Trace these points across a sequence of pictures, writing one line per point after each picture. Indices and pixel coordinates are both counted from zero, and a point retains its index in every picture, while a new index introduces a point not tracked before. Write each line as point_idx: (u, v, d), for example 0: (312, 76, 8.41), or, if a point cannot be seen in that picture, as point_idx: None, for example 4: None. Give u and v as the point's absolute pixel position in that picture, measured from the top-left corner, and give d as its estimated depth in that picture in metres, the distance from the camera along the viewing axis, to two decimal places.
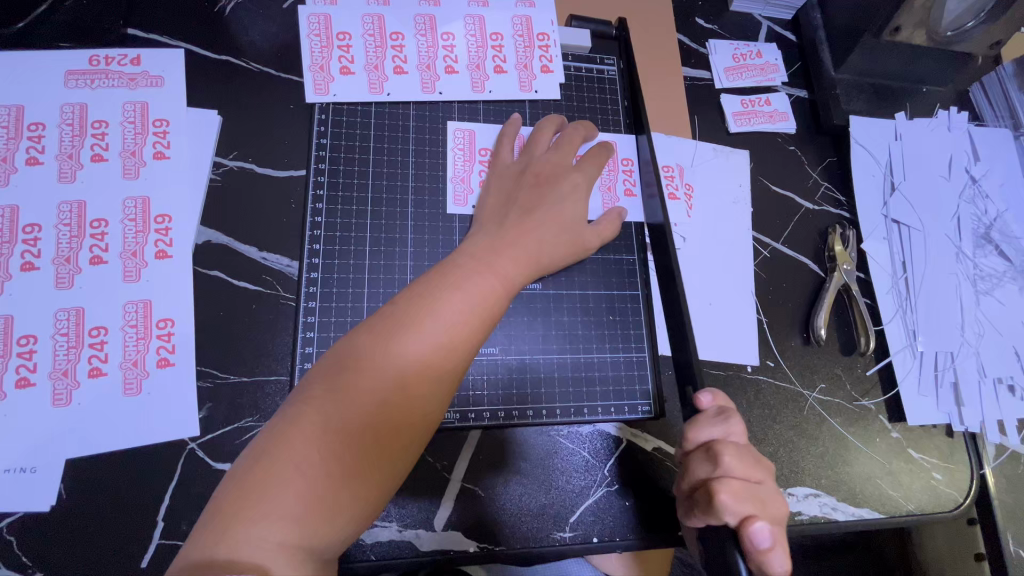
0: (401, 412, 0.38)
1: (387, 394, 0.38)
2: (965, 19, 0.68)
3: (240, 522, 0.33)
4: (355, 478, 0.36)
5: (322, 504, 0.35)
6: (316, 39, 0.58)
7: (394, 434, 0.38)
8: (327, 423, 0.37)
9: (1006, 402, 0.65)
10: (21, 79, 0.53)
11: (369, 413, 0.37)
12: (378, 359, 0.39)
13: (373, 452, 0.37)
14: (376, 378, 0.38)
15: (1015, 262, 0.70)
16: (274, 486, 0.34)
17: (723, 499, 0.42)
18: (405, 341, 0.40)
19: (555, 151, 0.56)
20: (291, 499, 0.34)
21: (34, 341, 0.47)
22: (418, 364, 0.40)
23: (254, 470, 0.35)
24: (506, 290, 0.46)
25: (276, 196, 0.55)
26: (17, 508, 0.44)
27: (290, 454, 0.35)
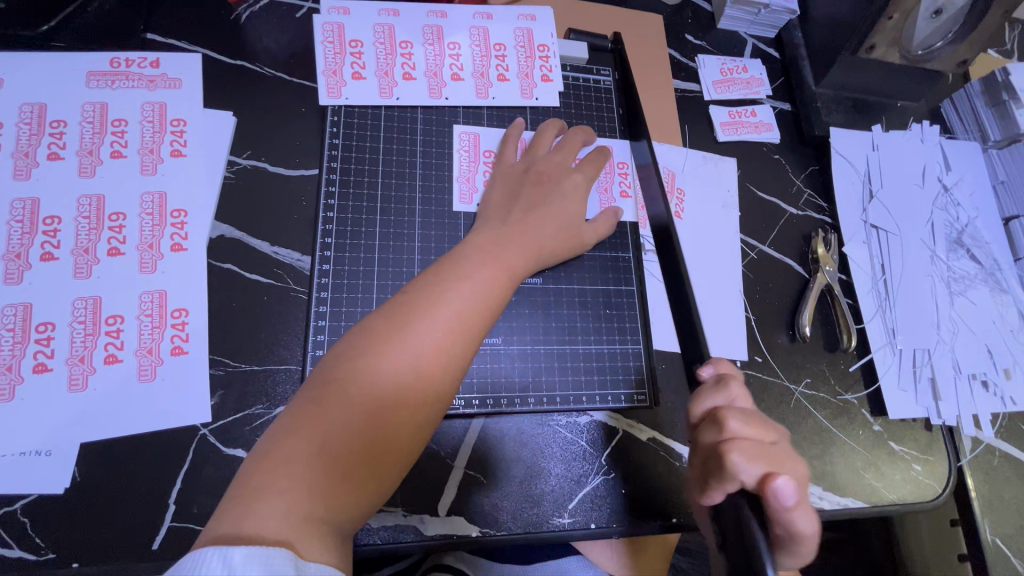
0: (415, 395, 0.41)
1: (402, 377, 0.40)
2: (933, 39, 0.74)
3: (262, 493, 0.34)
4: (371, 458, 0.38)
5: (342, 481, 0.37)
6: (330, 45, 0.61)
7: (408, 417, 0.40)
8: (346, 404, 0.38)
9: (980, 397, 0.69)
10: (42, 78, 0.55)
11: (386, 395, 0.40)
12: (394, 344, 0.41)
13: (389, 430, 0.39)
14: (392, 363, 0.40)
15: (984, 266, 0.75)
16: (294, 463, 0.36)
17: (734, 457, 0.41)
18: (419, 328, 0.42)
19: (556, 152, 0.59)
20: (311, 474, 0.36)
21: (52, 328, 0.48)
22: (431, 350, 0.42)
23: (275, 447, 0.37)
24: (511, 281, 0.48)
25: (288, 193, 0.58)
26: (32, 490, 0.45)
27: (310, 433, 0.37)
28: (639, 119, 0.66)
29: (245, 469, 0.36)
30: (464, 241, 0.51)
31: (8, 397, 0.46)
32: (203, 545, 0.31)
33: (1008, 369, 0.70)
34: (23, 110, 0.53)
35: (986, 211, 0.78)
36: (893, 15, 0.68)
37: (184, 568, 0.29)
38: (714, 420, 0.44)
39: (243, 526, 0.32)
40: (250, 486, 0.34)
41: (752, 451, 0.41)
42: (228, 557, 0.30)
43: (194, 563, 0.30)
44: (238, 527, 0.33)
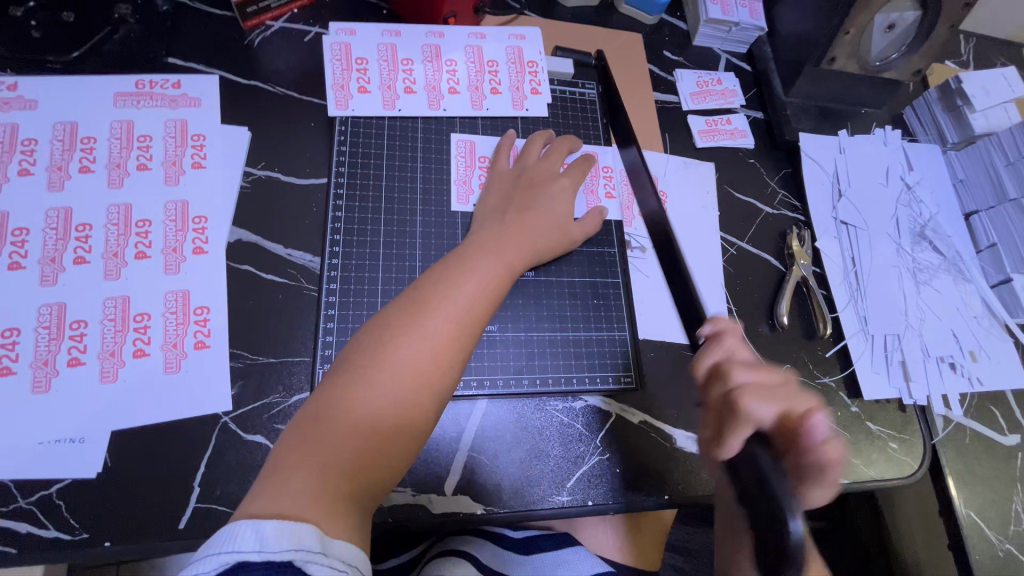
0: (428, 378, 0.45)
1: (416, 362, 0.44)
2: (890, 51, 0.81)
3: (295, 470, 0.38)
4: (390, 436, 0.42)
5: (366, 458, 0.40)
6: (338, 64, 0.66)
7: (422, 398, 0.44)
8: (367, 388, 0.43)
9: (948, 378, 0.74)
10: (74, 99, 0.60)
11: (401, 380, 0.44)
12: (406, 334, 0.45)
13: (405, 412, 0.43)
14: (407, 349, 0.45)
15: (947, 257, 0.80)
16: (323, 442, 0.39)
17: (752, 401, 0.50)
18: (430, 318, 0.46)
19: (546, 159, 0.64)
20: (339, 451, 0.39)
21: (84, 325, 0.52)
22: (441, 337, 0.46)
23: (305, 430, 0.40)
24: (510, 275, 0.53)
25: (300, 200, 0.62)
26: (66, 475, 0.48)
27: (335, 416, 0.41)
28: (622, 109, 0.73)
29: (277, 452, 0.40)
30: (465, 241, 0.56)
31: (44, 389, 0.50)
32: (237, 520, 0.34)
33: (973, 351, 0.75)
34: (56, 128, 0.58)
35: (947, 207, 0.84)
36: (849, 30, 0.75)
37: (220, 539, 0.32)
38: (722, 373, 0.53)
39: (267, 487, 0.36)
40: (283, 465, 0.38)
41: (766, 397, 0.50)
42: (260, 529, 0.33)
43: (228, 535, 0.33)
44: (271, 495, 0.36)
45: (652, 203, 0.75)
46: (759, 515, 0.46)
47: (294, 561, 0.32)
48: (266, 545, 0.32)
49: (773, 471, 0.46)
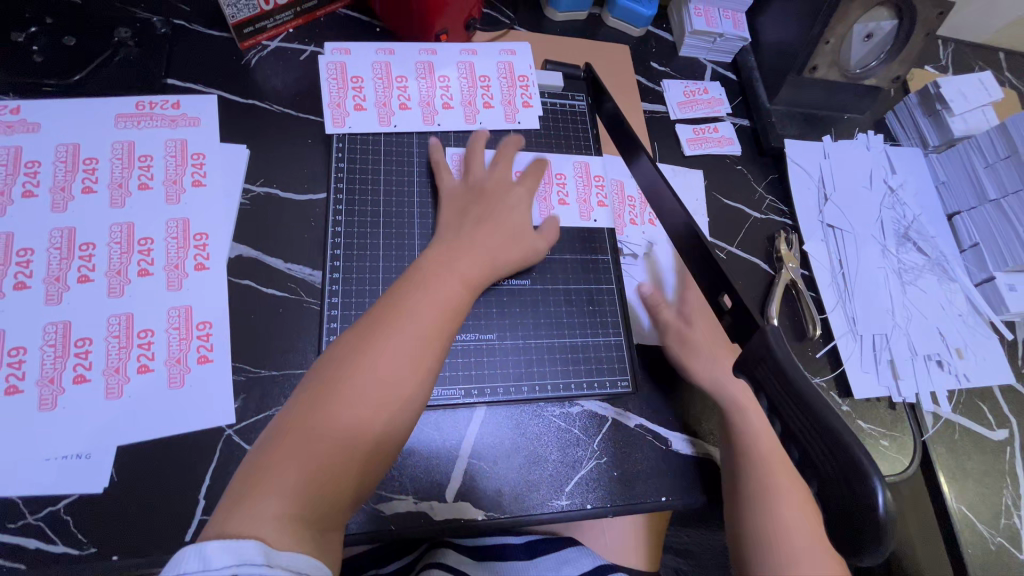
0: (392, 393, 0.46)
1: (378, 379, 0.46)
2: (869, 59, 0.84)
3: (257, 491, 0.39)
4: (353, 454, 0.43)
5: (329, 475, 0.41)
6: (334, 82, 0.68)
7: (384, 416, 0.45)
8: (327, 409, 0.44)
9: (936, 375, 0.75)
10: (76, 121, 0.61)
11: (364, 396, 0.45)
12: (365, 354, 0.47)
13: (368, 429, 0.44)
14: (366, 369, 0.46)
15: (931, 257, 0.82)
16: (286, 462, 0.41)
17: None
18: (388, 338, 0.48)
19: (496, 168, 0.66)
20: (299, 474, 0.40)
21: (89, 342, 0.53)
22: (401, 356, 0.47)
23: (263, 454, 0.41)
24: (471, 290, 0.54)
25: (299, 215, 0.64)
26: (73, 491, 0.49)
27: (295, 439, 0.42)
28: (605, 93, 0.72)
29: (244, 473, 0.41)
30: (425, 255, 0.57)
31: (50, 406, 0.50)
32: (199, 540, 0.35)
33: (959, 349, 0.77)
34: (58, 150, 0.59)
35: (930, 209, 0.86)
36: (829, 40, 0.79)
37: (169, 562, 0.34)
38: None
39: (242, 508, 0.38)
40: (245, 485, 0.39)
41: None
42: (204, 552, 0.34)
43: (176, 560, 0.34)
44: (236, 515, 0.37)
45: (631, 215, 0.75)
46: (837, 486, 0.34)
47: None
48: (212, 564, 0.33)
49: (791, 364, 0.40)
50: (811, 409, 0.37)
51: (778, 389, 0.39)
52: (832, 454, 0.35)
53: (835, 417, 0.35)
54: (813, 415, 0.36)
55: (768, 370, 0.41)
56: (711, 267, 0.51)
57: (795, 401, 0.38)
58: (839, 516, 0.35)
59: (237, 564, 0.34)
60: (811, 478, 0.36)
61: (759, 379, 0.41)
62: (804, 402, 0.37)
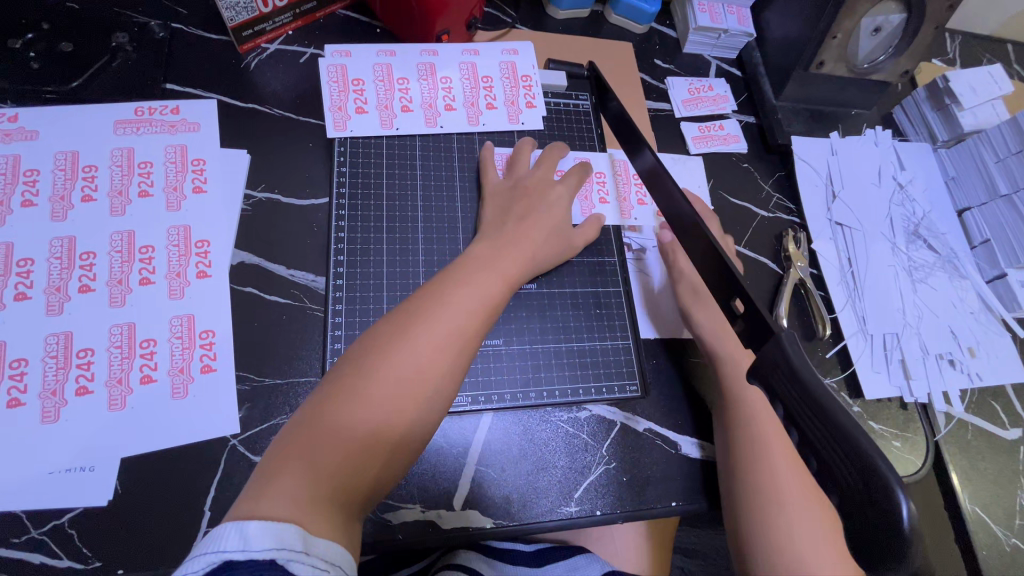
0: (415, 391, 0.46)
1: (404, 377, 0.45)
2: (876, 53, 0.83)
3: (275, 480, 0.39)
4: (381, 443, 0.44)
5: (346, 469, 0.41)
6: (334, 85, 0.67)
7: (413, 410, 0.45)
8: (357, 398, 0.44)
9: (948, 375, 0.74)
10: (75, 128, 0.60)
11: (387, 394, 0.45)
12: (397, 346, 0.46)
13: (389, 426, 0.44)
14: (399, 361, 0.46)
15: (942, 254, 0.81)
16: (303, 454, 0.41)
17: None
18: (421, 332, 0.47)
19: (539, 168, 0.65)
20: (330, 455, 0.41)
21: (91, 353, 0.52)
22: (433, 351, 0.47)
23: (294, 435, 0.42)
24: (506, 288, 0.54)
25: (301, 221, 0.63)
26: (76, 505, 0.48)
27: (326, 424, 0.42)
28: (609, 91, 0.70)
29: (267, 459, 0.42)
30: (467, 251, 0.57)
31: (53, 419, 0.50)
32: (230, 520, 0.36)
33: (971, 348, 0.76)
34: (57, 158, 0.59)
35: (940, 206, 0.85)
36: (837, 34, 0.77)
37: (209, 539, 0.35)
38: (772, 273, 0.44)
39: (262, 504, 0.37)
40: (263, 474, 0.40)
41: None
42: (244, 529, 0.35)
43: (217, 534, 0.35)
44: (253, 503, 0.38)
45: (633, 194, 0.73)
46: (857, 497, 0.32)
47: (276, 559, 0.34)
48: (251, 543, 0.34)
49: (806, 367, 0.38)
50: (830, 419, 0.35)
51: (794, 397, 0.37)
52: (855, 468, 0.33)
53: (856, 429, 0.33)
54: (829, 423, 0.35)
55: (783, 377, 0.39)
56: (720, 265, 0.49)
57: (813, 412, 0.36)
58: (868, 531, 0.33)
59: (274, 548, 0.35)
60: (832, 489, 0.34)
61: (772, 386, 0.39)
62: (825, 413, 0.35)
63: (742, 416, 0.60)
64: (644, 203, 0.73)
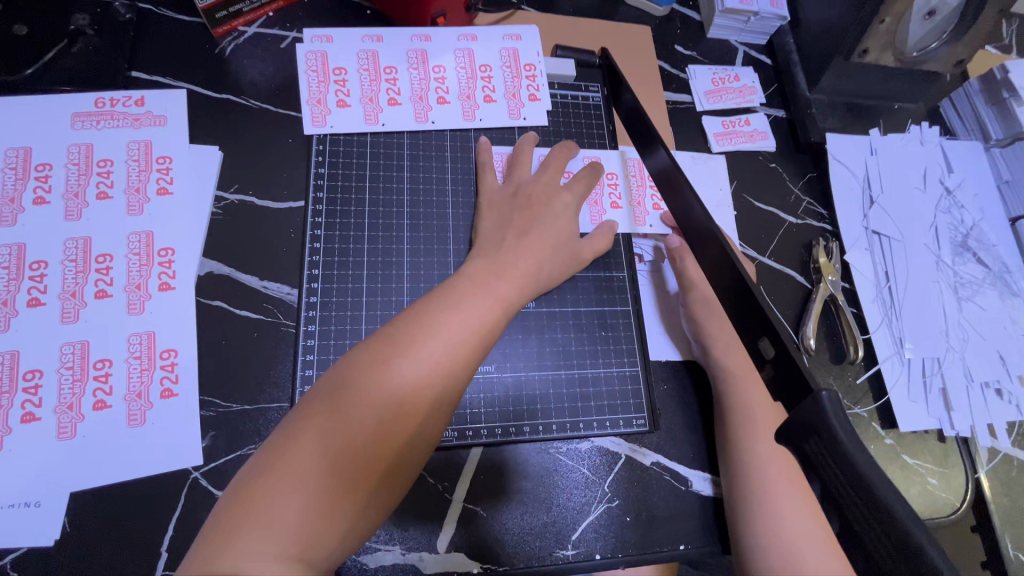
0: (401, 427, 0.39)
1: (387, 413, 0.39)
2: (928, 40, 0.73)
3: (235, 541, 0.33)
4: (355, 492, 0.37)
5: (320, 524, 0.35)
6: (314, 75, 0.60)
7: (394, 452, 0.39)
8: (331, 438, 0.37)
9: (994, 406, 0.67)
10: (28, 122, 0.55)
11: (368, 432, 0.38)
12: (377, 376, 0.40)
13: (370, 469, 0.38)
14: (380, 395, 0.39)
15: (993, 269, 0.73)
16: (269, 509, 0.34)
17: None
18: (406, 359, 0.41)
19: (544, 172, 0.58)
20: (303, 504, 0.35)
21: (39, 375, 0.48)
22: (419, 383, 0.40)
23: (251, 482, 0.35)
24: (503, 312, 0.47)
25: (276, 226, 0.57)
26: (21, 543, 0.44)
27: (293, 467, 0.36)
28: (622, 81, 0.62)
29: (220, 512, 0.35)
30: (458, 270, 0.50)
31: None
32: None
33: (1021, 376, 0.68)
34: (7, 155, 0.53)
35: (992, 213, 0.76)
36: (884, 19, 0.67)
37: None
38: None
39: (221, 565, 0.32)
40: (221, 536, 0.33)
41: None
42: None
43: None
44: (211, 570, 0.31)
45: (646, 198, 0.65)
46: None
47: None
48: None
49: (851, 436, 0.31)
50: (880, 502, 0.30)
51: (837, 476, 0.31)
52: (906, 565, 0.29)
53: (908, 516, 0.29)
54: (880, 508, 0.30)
55: (821, 447, 0.32)
56: (745, 296, 0.42)
57: (860, 495, 0.30)
58: None
59: None
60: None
61: (810, 457, 0.33)
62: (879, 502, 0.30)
63: (743, 432, 0.54)
64: (659, 208, 0.66)
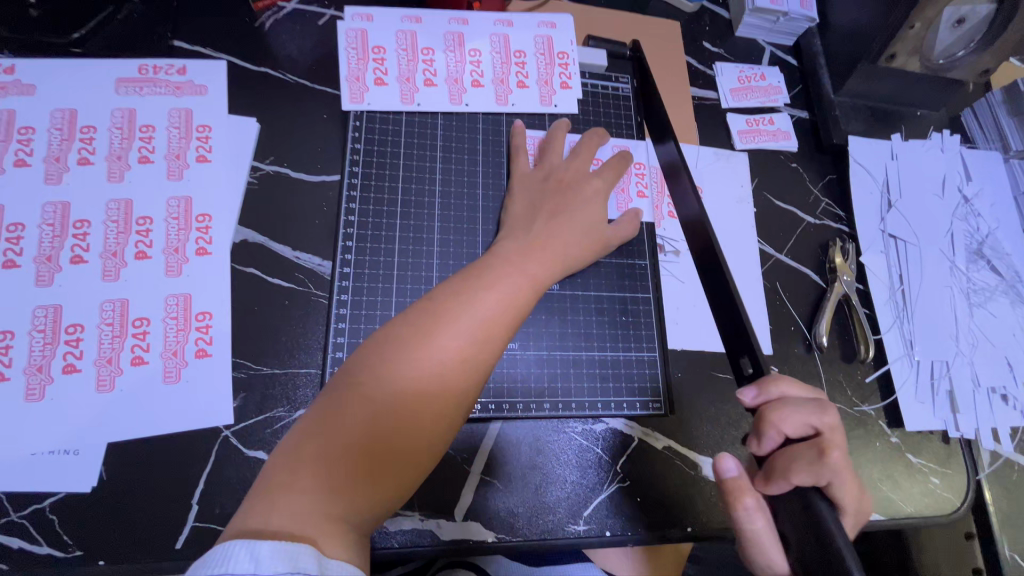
0: (435, 400, 0.41)
1: (422, 383, 0.41)
2: (955, 49, 0.73)
3: (282, 493, 0.35)
4: (392, 458, 0.39)
5: (359, 486, 0.37)
6: (353, 52, 0.61)
7: (428, 422, 0.40)
8: (369, 404, 0.39)
9: (999, 411, 0.68)
10: (74, 85, 0.56)
11: (403, 402, 0.40)
12: (415, 349, 0.41)
13: (405, 437, 0.39)
14: (419, 366, 0.41)
15: (1006, 277, 0.74)
16: (310, 467, 0.36)
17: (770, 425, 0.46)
18: (443, 334, 0.42)
19: (574, 158, 0.60)
20: (345, 463, 0.37)
21: (80, 330, 0.49)
22: (455, 357, 0.42)
23: (296, 442, 0.37)
24: (533, 291, 0.49)
25: (309, 199, 0.58)
26: (60, 488, 0.46)
27: (333, 431, 0.38)
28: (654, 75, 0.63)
29: (269, 467, 0.37)
30: (490, 251, 0.51)
31: (38, 397, 0.47)
32: (232, 538, 0.32)
33: None
34: (54, 116, 0.55)
35: (1007, 223, 0.77)
36: (914, 24, 0.68)
37: (214, 558, 0.31)
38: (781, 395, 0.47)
39: (272, 522, 0.33)
40: (270, 487, 0.35)
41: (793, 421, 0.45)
42: (256, 549, 0.31)
43: (225, 552, 0.31)
44: (264, 524, 0.33)
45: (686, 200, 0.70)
46: None
47: None
48: (262, 566, 0.30)
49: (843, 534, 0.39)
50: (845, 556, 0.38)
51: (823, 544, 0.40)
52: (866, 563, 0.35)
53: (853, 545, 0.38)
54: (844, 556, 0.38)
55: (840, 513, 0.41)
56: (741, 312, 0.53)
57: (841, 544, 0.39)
58: None
59: (288, 569, 0.30)
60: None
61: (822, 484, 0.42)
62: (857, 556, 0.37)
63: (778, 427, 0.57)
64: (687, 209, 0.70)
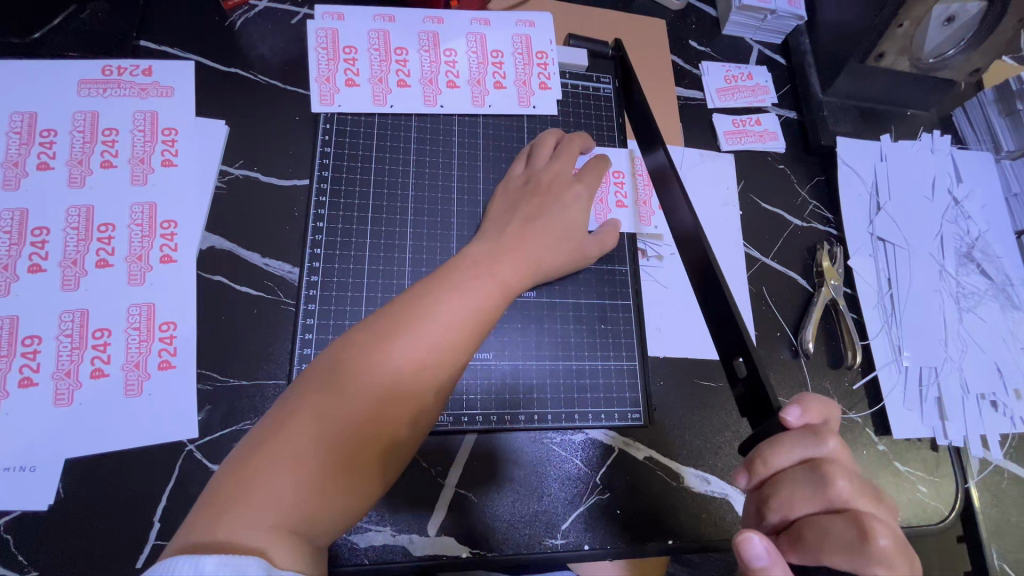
0: (400, 404, 0.39)
1: (384, 389, 0.39)
2: (945, 47, 0.72)
3: (233, 508, 0.32)
4: (354, 466, 0.36)
5: (321, 496, 0.34)
6: (324, 52, 0.60)
7: (393, 427, 0.39)
8: (329, 412, 0.37)
9: (988, 417, 0.67)
10: (34, 87, 0.54)
11: (366, 408, 0.38)
12: (379, 352, 0.39)
13: (369, 444, 0.37)
14: (386, 367, 0.39)
15: (996, 280, 0.73)
16: (265, 479, 0.33)
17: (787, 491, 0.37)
18: (409, 336, 0.40)
19: (556, 160, 0.58)
20: (303, 472, 0.34)
21: (38, 341, 0.48)
22: (425, 357, 0.41)
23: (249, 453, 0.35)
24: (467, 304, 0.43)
25: (280, 204, 0.57)
26: (14, 507, 0.45)
27: (293, 439, 0.35)
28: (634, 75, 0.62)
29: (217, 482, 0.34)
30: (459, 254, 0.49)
31: None
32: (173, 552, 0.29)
33: (1017, 389, 0.68)
34: (13, 119, 0.53)
35: (998, 225, 0.76)
36: (902, 23, 0.66)
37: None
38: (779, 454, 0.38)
39: (219, 535, 0.31)
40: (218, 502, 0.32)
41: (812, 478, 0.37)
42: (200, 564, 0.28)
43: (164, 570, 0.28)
44: (209, 537, 0.30)
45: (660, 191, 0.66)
46: None
47: None
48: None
49: None
50: None
51: None
52: None
53: None
54: None
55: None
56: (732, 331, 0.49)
57: None
58: None
59: None
60: None
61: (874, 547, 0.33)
62: None
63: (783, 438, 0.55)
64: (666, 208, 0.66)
